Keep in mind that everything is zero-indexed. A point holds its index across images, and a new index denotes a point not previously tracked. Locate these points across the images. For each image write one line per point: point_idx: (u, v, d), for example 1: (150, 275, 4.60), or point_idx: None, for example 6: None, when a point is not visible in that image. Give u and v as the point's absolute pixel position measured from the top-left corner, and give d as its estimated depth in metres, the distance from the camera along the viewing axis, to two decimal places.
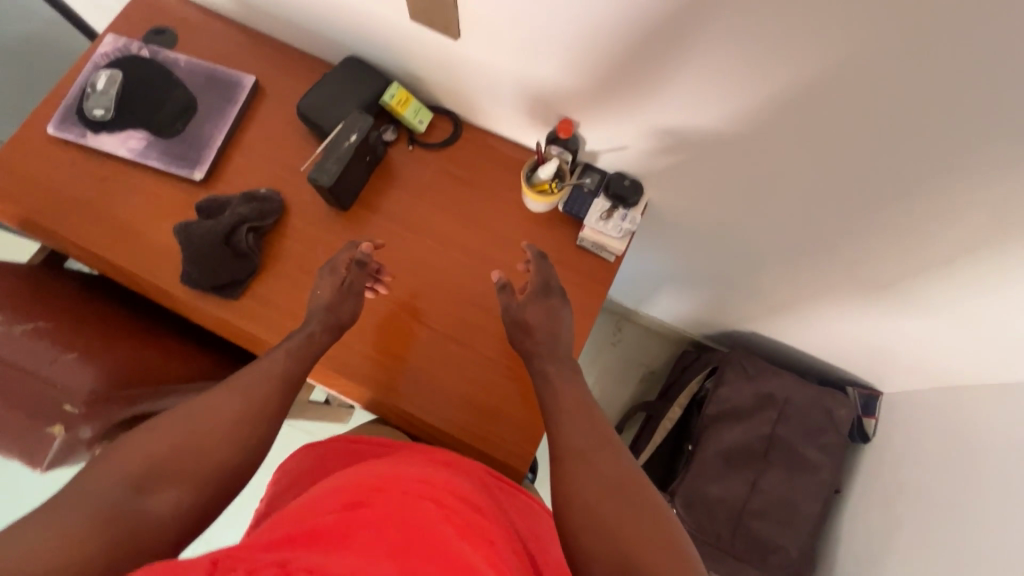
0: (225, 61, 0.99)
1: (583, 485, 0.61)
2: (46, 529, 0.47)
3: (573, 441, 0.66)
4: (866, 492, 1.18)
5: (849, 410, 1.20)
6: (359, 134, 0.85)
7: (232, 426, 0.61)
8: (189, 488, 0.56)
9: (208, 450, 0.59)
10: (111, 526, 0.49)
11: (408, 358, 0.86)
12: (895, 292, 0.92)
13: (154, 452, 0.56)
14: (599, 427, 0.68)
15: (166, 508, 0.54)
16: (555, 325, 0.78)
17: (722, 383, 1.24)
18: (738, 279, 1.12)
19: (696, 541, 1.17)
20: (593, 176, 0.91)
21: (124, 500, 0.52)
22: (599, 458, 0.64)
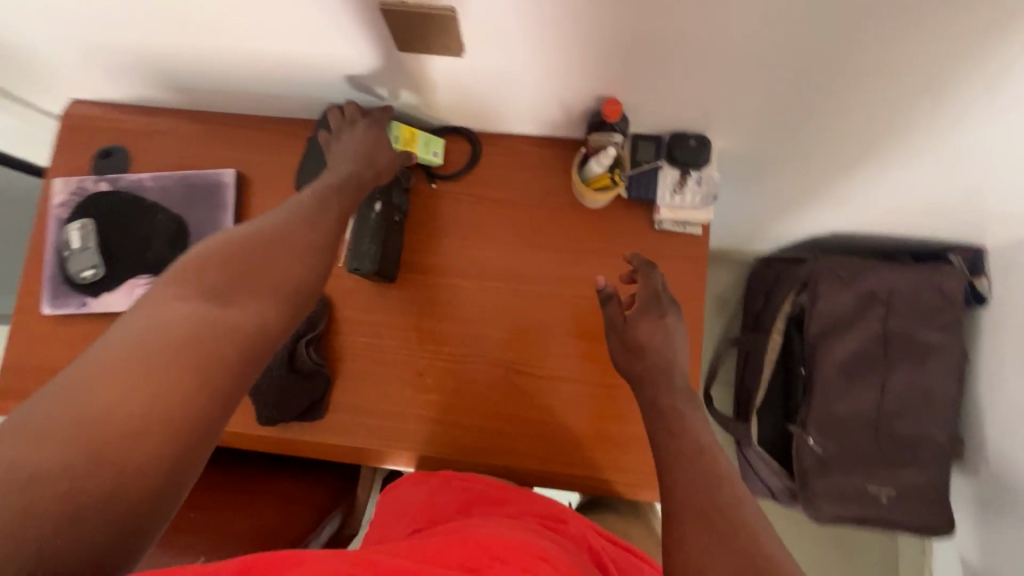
0: (193, 161, 0.85)
1: (708, 546, 0.49)
2: (101, 370, 0.45)
3: (688, 494, 0.54)
4: (999, 357, 1.12)
5: (960, 280, 1.11)
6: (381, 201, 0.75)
7: (275, 257, 0.57)
8: (269, 285, 0.55)
9: (262, 287, 0.55)
10: (201, 341, 0.48)
11: (519, 415, 0.78)
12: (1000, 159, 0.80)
13: (210, 274, 0.54)
14: (723, 481, 0.55)
15: (234, 318, 0.51)
16: (671, 344, 0.68)
17: (818, 297, 1.15)
18: (814, 192, 1.01)
19: (840, 463, 1.13)
20: (648, 144, 0.78)
21: (195, 323, 0.49)
22: (731, 518, 0.51)
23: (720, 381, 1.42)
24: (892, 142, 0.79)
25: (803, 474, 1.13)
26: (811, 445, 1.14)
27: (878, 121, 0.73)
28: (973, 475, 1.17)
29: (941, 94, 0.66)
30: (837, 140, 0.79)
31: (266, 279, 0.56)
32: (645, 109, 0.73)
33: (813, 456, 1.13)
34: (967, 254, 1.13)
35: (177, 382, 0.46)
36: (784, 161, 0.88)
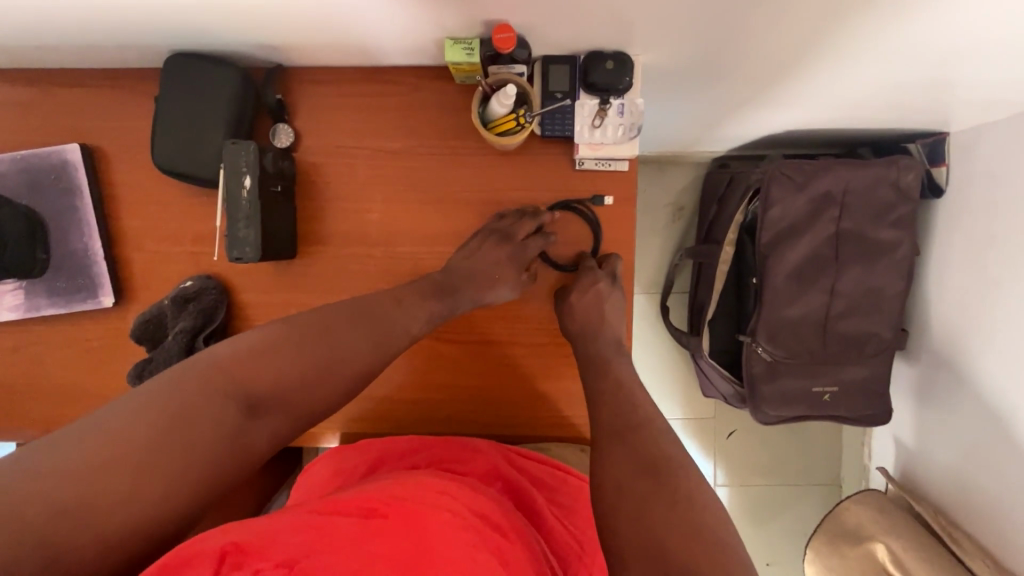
0: (27, 137, 0.72)
1: (615, 463, 0.53)
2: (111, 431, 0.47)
3: (606, 421, 0.59)
4: (948, 249, 1.10)
5: (917, 171, 1.06)
6: (252, 173, 0.64)
7: (322, 361, 0.58)
8: (293, 420, 0.56)
9: (295, 412, 0.56)
10: (219, 444, 0.50)
11: (446, 381, 0.75)
12: (949, 52, 0.72)
13: (250, 377, 0.54)
14: (649, 447, 0.54)
15: (251, 433, 0.53)
16: (601, 313, 0.68)
17: (770, 204, 1.08)
18: (759, 94, 0.90)
19: (788, 365, 1.14)
20: (561, 68, 0.66)
21: (214, 419, 0.51)
22: (635, 438, 0.55)
23: (676, 291, 1.40)
24: (839, 40, 0.68)
25: (752, 380, 1.16)
26: (759, 353, 1.14)
27: (822, 18, 0.62)
28: (914, 361, 1.21)
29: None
30: (779, 41, 0.68)
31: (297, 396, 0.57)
32: (549, 29, 0.60)
33: (761, 363, 1.15)
34: (929, 140, 1.08)
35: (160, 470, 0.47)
36: (722, 69, 0.77)
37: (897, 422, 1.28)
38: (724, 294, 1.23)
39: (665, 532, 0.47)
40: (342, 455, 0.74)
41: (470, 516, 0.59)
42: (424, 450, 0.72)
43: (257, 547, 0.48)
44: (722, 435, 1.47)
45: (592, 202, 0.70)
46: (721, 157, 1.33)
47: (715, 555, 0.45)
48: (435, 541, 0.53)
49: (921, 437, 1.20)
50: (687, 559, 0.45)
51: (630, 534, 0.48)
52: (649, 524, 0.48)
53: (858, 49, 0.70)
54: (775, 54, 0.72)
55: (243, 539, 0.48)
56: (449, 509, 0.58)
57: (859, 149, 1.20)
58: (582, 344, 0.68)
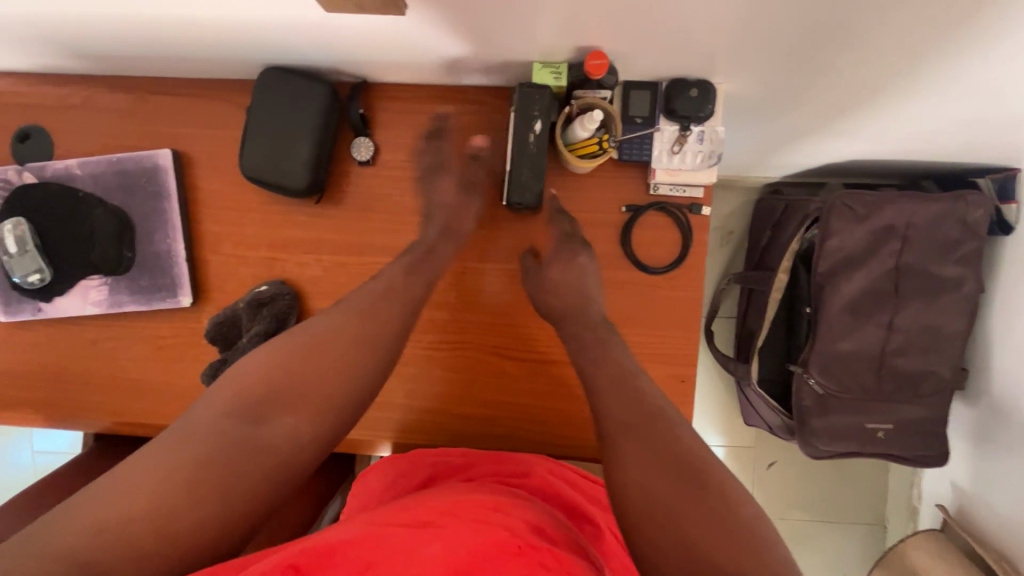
0: (123, 140, 0.75)
1: (638, 467, 0.51)
2: (158, 473, 0.47)
3: (617, 419, 0.55)
4: (1017, 287, 1.05)
5: (986, 207, 1.02)
6: (545, 118, 0.61)
7: (314, 355, 0.55)
8: (309, 416, 0.53)
9: (309, 408, 0.53)
10: (226, 457, 0.49)
11: (509, 400, 0.75)
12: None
13: (252, 390, 0.53)
14: (675, 451, 0.52)
15: (263, 440, 0.50)
16: (578, 287, 0.67)
17: (829, 234, 1.06)
18: (827, 125, 0.88)
19: (840, 400, 1.11)
20: (642, 93, 0.66)
21: (227, 438, 0.50)
22: (657, 437, 0.53)
23: (721, 316, 1.38)
24: (927, 73, 0.67)
25: (801, 412, 1.13)
26: (811, 385, 1.12)
27: (912, 50, 0.61)
28: (973, 401, 1.16)
29: (985, 18, 0.55)
30: (864, 72, 0.67)
31: (315, 390, 0.54)
32: (637, 54, 0.61)
33: (812, 396, 1.12)
34: (1000, 175, 1.03)
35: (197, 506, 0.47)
36: (797, 96, 0.76)
37: (953, 462, 1.23)
38: (775, 322, 1.20)
39: (712, 544, 0.46)
40: (388, 470, 0.74)
41: (523, 533, 0.55)
42: (479, 463, 0.72)
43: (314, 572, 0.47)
44: (763, 466, 1.43)
45: (689, 209, 0.69)
46: (774, 182, 1.32)
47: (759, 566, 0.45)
48: (481, 555, 0.50)
49: (978, 480, 1.15)
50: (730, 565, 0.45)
51: (672, 550, 0.46)
52: (686, 536, 0.47)
53: (941, 82, 0.69)
54: (855, 85, 0.71)
55: (298, 560, 0.49)
56: (500, 523, 0.56)
57: (921, 180, 1.17)
58: (568, 324, 0.65)
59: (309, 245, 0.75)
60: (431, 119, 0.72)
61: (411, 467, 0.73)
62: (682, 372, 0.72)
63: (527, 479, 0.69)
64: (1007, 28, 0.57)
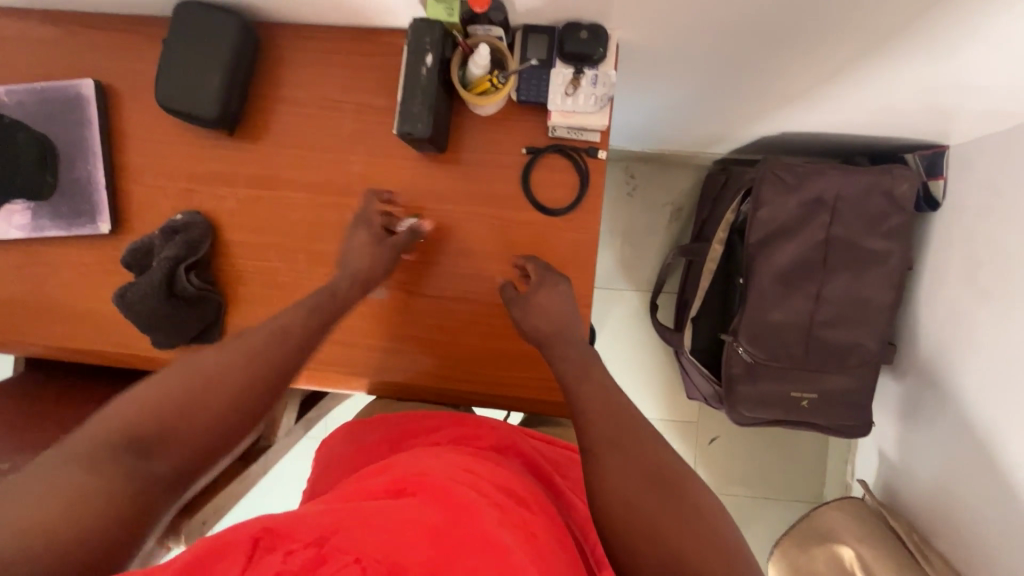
0: (51, 71, 0.78)
1: (620, 476, 0.57)
2: (45, 490, 0.45)
3: (600, 430, 0.60)
4: (941, 263, 1.07)
5: (912, 181, 1.05)
6: (435, 53, 0.64)
7: (202, 385, 0.58)
8: (190, 449, 0.55)
9: (195, 437, 0.56)
10: (115, 485, 0.48)
11: (467, 356, 0.76)
12: (937, 57, 0.73)
13: (139, 420, 0.54)
14: (652, 459, 0.58)
15: (151, 472, 0.52)
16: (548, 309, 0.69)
17: (761, 204, 1.09)
18: (749, 87, 0.90)
19: (768, 369, 1.13)
20: (540, 37, 0.68)
21: (114, 467, 0.49)
22: (639, 448, 0.59)
23: (666, 291, 1.41)
24: (819, 30, 0.69)
25: (730, 379, 1.15)
26: (740, 353, 1.14)
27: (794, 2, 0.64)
28: (900, 376, 1.19)
29: None
30: (759, 26, 0.69)
31: (208, 414, 0.57)
32: None
33: (741, 363, 1.14)
34: (928, 152, 1.07)
35: (82, 512, 0.45)
36: (703, 53, 0.78)
37: (881, 438, 1.25)
38: (712, 294, 1.23)
39: (682, 544, 0.52)
40: (356, 434, 0.79)
41: (492, 494, 0.59)
42: (446, 428, 0.78)
43: (283, 533, 0.46)
44: (705, 441, 1.45)
45: (586, 152, 0.72)
46: (722, 159, 1.34)
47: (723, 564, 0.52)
48: (454, 510, 0.53)
49: (903, 453, 1.18)
50: (703, 566, 0.51)
51: (649, 552, 0.52)
52: (663, 540, 0.53)
53: (838, 38, 0.72)
54: (754, 40, 0.74)
55: (270, 523, 0.47)
56: (469, 484, 0.59)
57: (856, 158, 1.20)
58: (557, 343, 0.68)
59: (225, 178, 0.77)
60: (345, 61, 0.75)
61: (375, 428, 0.79)
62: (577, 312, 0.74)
63: (489, 437, 0.75)
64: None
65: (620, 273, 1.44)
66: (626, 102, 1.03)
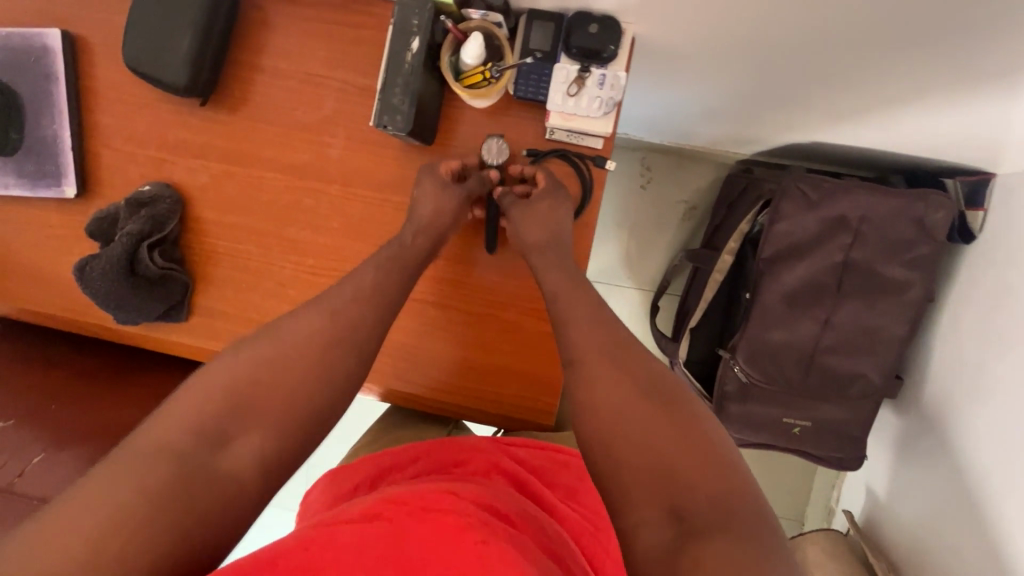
0: (17, 15, 0.72)
1: (607, 388, 0.49)
2: (107, 495, 0.41)
3: (589, 342, 0.53)
4: (965, 300, 0.99)
5: (947, 211, 0.96)
6: (423, 37, 0.56)
7: (282, 363, 0.52)
8: (273, 432, 0.49)
9: (278, 412, 0.50)
10: (184, 484, 0.44)
11: (465, 372, 0.71)
12: (992, 83, 0.63)
13: (212, 408, 0.48)
14: (640, 376, 0.50)
15: (228, 466, 0.46)
16: (554, 217, 0.63)
17: (777, 217, 1.01)
18: (775, 93, 0.81)
19: (762, 391, 1.08)
20: (545, 25, 0.61)
21: (186, 466, 0.44)
22: (630, 361, 0.51)
23: (669, 292, 1.35)
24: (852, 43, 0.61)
25: (721, 398, 1.10)
26: (736, 372, 1.09)
27: (831, 10, 0.55)
28: (902, 412, 1.13)
29: None
30: (793, 33, 0.61)
31: (285, 404, 0.50)
32: None
33: (735, 381, 1.09)
34: (971, 179, 0.97)
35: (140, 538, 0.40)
36: (728, 56, 0.70)
37: (872, 471, 1.21)
38: (714, 305, 1.17)
39: (677, 461, 0.44)
40: (339, 471, 0.75)
41: (478, 513, 0.55)
42: (425, 456, 0.74)
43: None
44: None
45: (592, 160, 0.65)
46: (745, 160, 1.25)
47: (729, 480, 0.43)
48: (439, 548, 0.49)
49: (893, 489, 1.14)
50: (703, 482, 0.43)
51: (643, 478, 0.44)
52: (662, 458, 0.44)
53: (881, 55, 0.63)
54: (785, 47, 0.65)
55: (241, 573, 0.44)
56: (454, 506, 0.55)
57: (891, 176, 1.11)
58: None
59: (198, 150, 0.72)
60: (331, 31, 0.68)
61: (359, 467, 0.74)
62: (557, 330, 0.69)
63: (471, 463, 0.72)
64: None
65: (623, 270, 1.38)
66: (644, 95, 0.94)
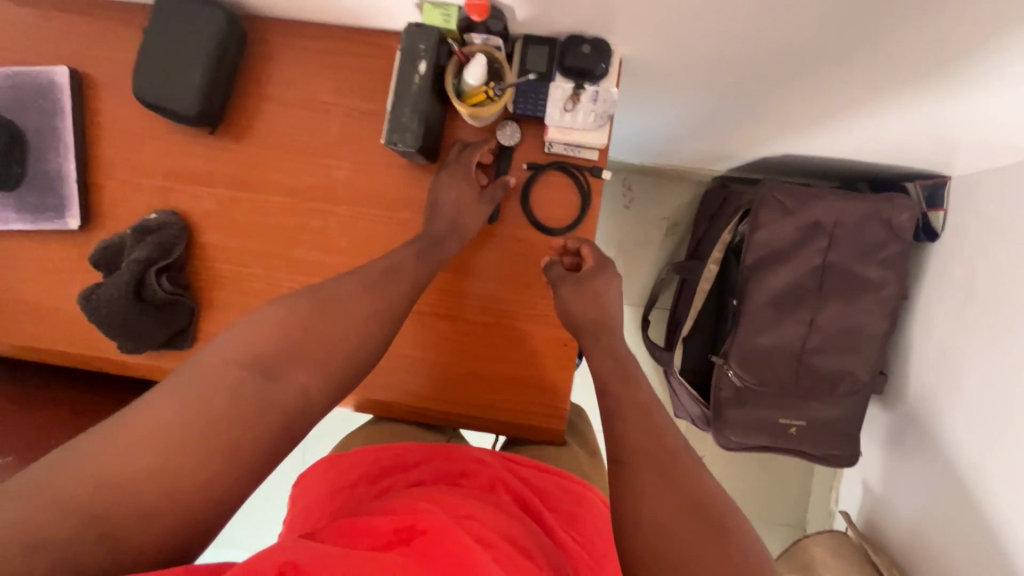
0: (23, 55, 0.73)
1: (655, 501, 0.51)
2: (169, 418, 0.46)
3: (637, 444, 0.56)
4: (936, 296, 1.06)
5: (912, 212, 1.03)
6: (428, 60, 0.60)
7: (326, 320, 0.55)
8: (314, 377, 0.53)
9: (318, 363, 0.53)
10: (236, 412, 0.48)
11: (471, 383, 0.72)
12: (939, 89, 0.71)
13: (262, 343, 0.52)
14: (685, 478, 0.53)
15: (273, 399, 0.50)
16: (600, 298, 0.69)
17: (758, 226, 1.07)
18: (748, 109, 0.88)
19: (757, 395, 1.12)
20: (540, 48, 0.66)
21: (239, 396, 0.49)
22: (675, 467, 0.53)
23: (659, 306, 1.39)
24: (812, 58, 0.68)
25: (718, 403, 1.13)
26: (730, 376, 1.12)
27: (797, 28, 0.62)
28: (889, 408, 1.17)
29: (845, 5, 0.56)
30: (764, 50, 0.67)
31: (323, 360, 0.54)
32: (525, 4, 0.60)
33: (730, 387, 1.12)
34: (929, 182, 1.05)
35: (195, 462, 0.45)
36: (705, 74, 0.76)
37: (867, 468, 1.24)
38: (704, 314, 1.21)
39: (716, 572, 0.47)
40: (336, 467, 0.77)
41: (495, 540, 0.57)
42: (426, 463, 0.76)
43: (314, 569, 0.45)
44: None
45: (589, 171, 0.69)
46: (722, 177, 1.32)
47: None
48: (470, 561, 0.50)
49: (886, 486, 1.17)
50: None
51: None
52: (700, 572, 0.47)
53: (841, 67, 0.69)
54: (756, 65, 0.71)
55: (297, 559, 0.46)
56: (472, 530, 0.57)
57: (858, 183, 1.18)
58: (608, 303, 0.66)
59: (204, 178, 0.74)
60: (335, 61, 0.72)
61: (361, 463, 0.76)
62: (564, 335, 0.72)
63: (477, 476, 0.73)
64: (889, 12, 0.57)
65: None
66: (627, 116, 1.00)
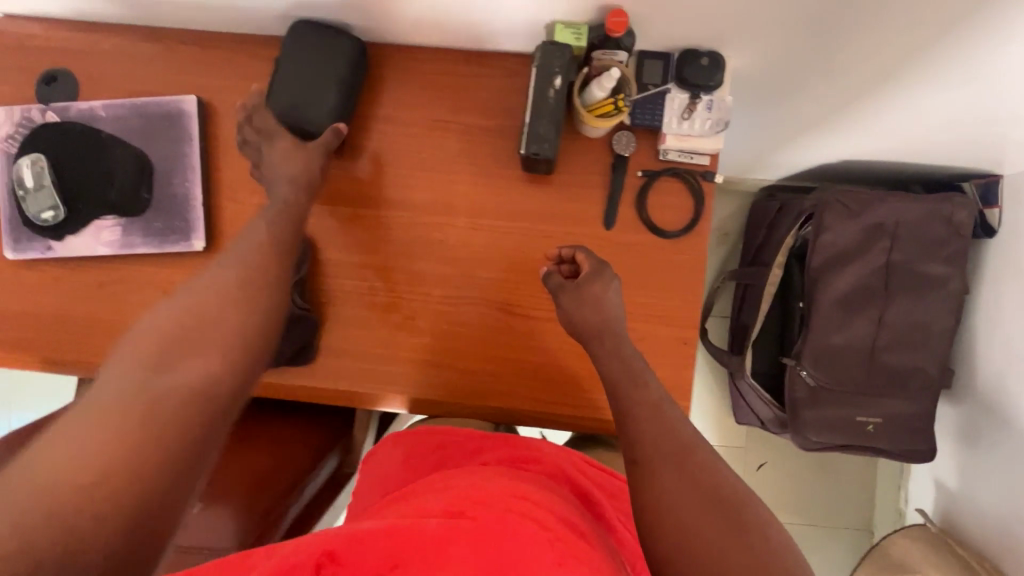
0: (150, 86, 0.77)
1: (673, 496, 0.56)
2: (84, 445, 0.48)
3: (659, 445, 0.60)
4: (998, 289, 1.09)
5: (971, 210, 1.07)
6: (564, 75, 0.65)
7: (232, 302, 0.59)
8: (210, 356, 0.56)
9: (214, 341, 0.57)
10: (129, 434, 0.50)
11: (531, 378, 0.75)
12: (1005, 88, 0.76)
13: (147, 353, 0.54)
14: (701, 475, 0.57)
15: (171, 393, 0.53)
16: (601, 303, 0.68)
17: (823, 229, 1.10)
18: (817, 120, 0.93)
19: (831, 394, 1.14)
20: (655, 63, 0.71)
21: (136, 414, 0.51)
22: (691, 465, 0.58)
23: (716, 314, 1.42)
24: (898, 66, 0.73)
25: (793, 404, 1.15)
26: (803, 377, 1.14)
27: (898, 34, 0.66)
28: (958, 403, 1.20)
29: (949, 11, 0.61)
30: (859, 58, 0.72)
31: (224, 335, 0.58)
32: (651, 20, 0.64)
33: (804, 388, 1.14)
34: (983, 181, 1.10)
35: (119, 483, 0.47)
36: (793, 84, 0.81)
37: (939, 465, 1.25)
38: (768, 318, 1.23)
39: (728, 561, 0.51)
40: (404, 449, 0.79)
41: (554, 527, 0.53)
42: (493, 449, 0.75)
43: (350, 557, 0.46)
44: (754, 468, 1.44)
45: (702, 176, 0.73)
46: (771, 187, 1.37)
47: None
48: (505, 549, 0.47)
49: (964, 481, 1.18)
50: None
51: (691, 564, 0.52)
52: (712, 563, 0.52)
53: (925, 70, 0.74)
54: (846, 72, 0.76)
55: (333, 546, 0.47)
56: (520, 514, 0.53)
57: (910, 185, 1.23)
58: None
59: (324, 197, 0.76)
60: (451, 82, 0.75)
61: (420, 445, 0.78)
62: (683, 334, 0.74)
63: (542, 462, 0.71)
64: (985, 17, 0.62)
65: None
66: None
